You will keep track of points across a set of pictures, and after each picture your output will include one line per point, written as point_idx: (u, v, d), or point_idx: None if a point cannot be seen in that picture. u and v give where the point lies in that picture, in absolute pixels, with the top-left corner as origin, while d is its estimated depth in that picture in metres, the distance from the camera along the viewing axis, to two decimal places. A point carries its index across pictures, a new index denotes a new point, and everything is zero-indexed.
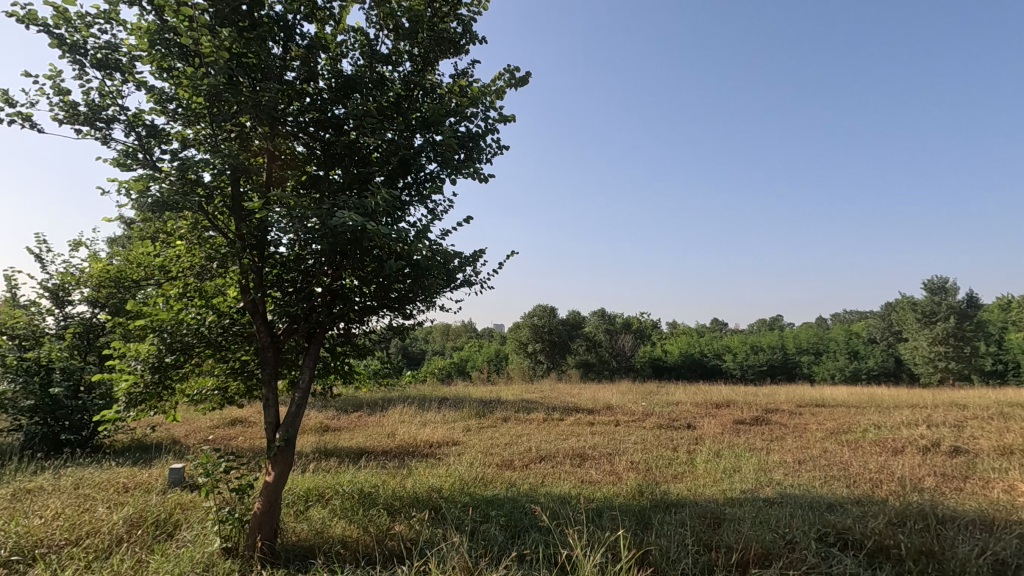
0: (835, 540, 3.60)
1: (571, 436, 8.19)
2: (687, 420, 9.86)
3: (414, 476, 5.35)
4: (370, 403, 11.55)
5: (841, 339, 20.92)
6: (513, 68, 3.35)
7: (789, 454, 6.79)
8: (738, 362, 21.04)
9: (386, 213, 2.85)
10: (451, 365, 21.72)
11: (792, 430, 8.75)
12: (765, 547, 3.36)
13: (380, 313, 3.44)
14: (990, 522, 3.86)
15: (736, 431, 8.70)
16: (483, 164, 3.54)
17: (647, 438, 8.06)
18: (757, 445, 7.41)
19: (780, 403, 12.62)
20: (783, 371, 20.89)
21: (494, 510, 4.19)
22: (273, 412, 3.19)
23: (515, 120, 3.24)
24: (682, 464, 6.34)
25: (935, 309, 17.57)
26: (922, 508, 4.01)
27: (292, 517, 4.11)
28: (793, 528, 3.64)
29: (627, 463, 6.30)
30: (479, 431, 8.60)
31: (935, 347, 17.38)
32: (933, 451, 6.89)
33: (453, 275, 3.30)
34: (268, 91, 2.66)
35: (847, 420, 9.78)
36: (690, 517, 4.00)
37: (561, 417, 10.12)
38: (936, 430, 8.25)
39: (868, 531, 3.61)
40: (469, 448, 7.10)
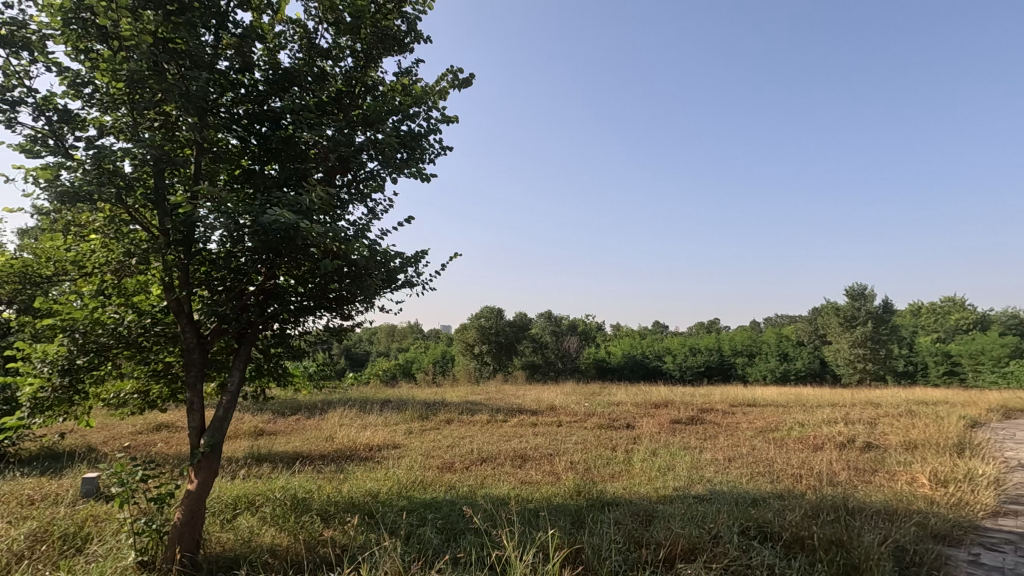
0: (756, 533, 3.79)
1: (514, 437, 8.24)
2: (626, 420, 10.13)
3: (351, 481, 5.23)
4: (310, 405, 11.23)
5: (772, 342, 22.07)
6: (456, 69, 3.35)
7: (720, 452, 7.10)
8: (677, 363, 21.83)
9: (323, 211, 2.77)
10: (395, 366, 21.43)
11: (724, 429, 9.15)
12: (691, 542, 3.49)
13: (317, 314, 3.36)
14: (893, 512, 4.18)
15: (672, 430, 9.01)
16: (426, 164, 3.52)
17: (588, 438, 8.23)
18: (691, 444, 7.71)
19: (714, 403, 13.16)
20: (719, 372, 21.85)
21: (432, 513, 4.16)
22: (197, 417, 3.04)
23: (459, 121, 3.25)
24: (619, 463, 6.52)
25: (855, 314, 18.76)
26: (835, 501, 4.29)
27: (217, 527, 3.92)
28: (719, 523, 3.80)
29: (566, 464, 6.40)
30: (421, 433, 8.51)
31: (855, 349, 18.49)
32: (849, 447, 7.38)
33: (394, 276, 3.27)
34: (197, 80, 2.53)
35: (775, 418, 10.33)
36: (623, 516, 4.09)
37: (505, 418, 10.19)
38: (852, 427, 8.84)
39: (786, 523, 3.82)
40: (411, 451, 7.02)
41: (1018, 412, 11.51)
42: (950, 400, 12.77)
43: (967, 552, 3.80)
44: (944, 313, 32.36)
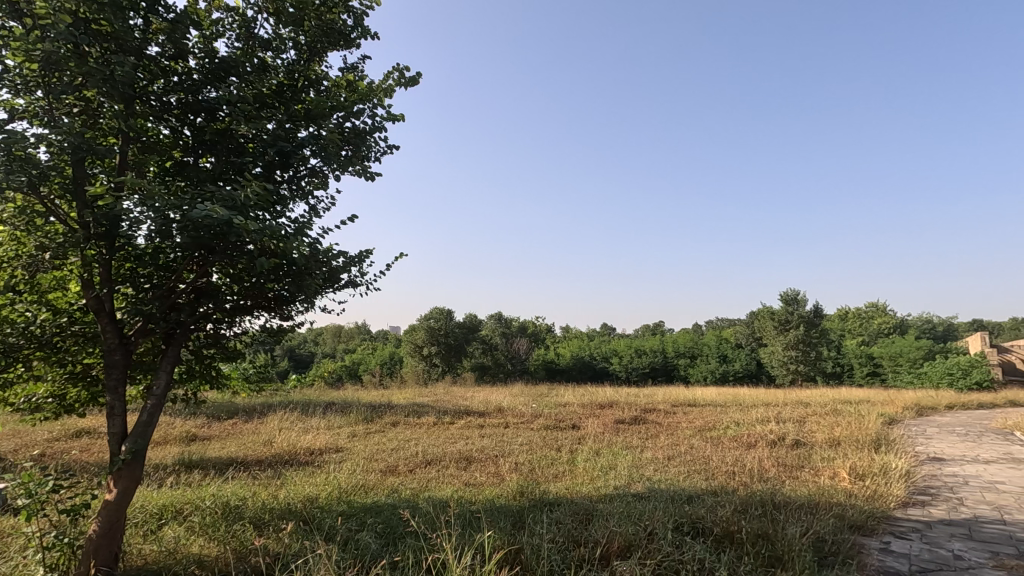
0: (689, 529, 3.92)
1: (460, 439, 8.21)
2: (572, 421, 10.28)
3: (288, 486, 5.06)
4: (248, 409, 10.79)
5: (713, 344, 22.92)
6: (403, 67, 3.32)
7: (660, 451, 7.33)
8: (623, 364, 22.36)
9: (259, 207, 2.66)
10: (341, 368, 20.95)
11: (665, 429, 9.44)
12: (627, 540, 3.57)
13: (255, 315, 3.24)
14: (815, 505, 4.43)
15: (616, 430, 9.22)
16: (371, 163, 3.45)
17: (533, 439, 8.30)
18: (633, 443, 7.91)
19: (657, 403, 13.55)
20: (663, 373, 22.50)
21: (371, 517, 4.08)
22: (119, 422, 2.85)
23: (404, 120, 3.21)
24: (563, 463, 6.61)
25: (789, 318, 19.52)
26: (763, 496, 4.50)
27: (140, 539, 3.69)
28: (654, 520, 3.91)
29: (511, 465, 6.43)
30: (365, 436, 8.34)
31: (788, 351, 19.36)
32: (779, 444, 7.77)
33: (336, 276, 3.19)
34: (123, 65, 2.37)
35: (713, 417, 10.74)
36: (563, 515, 4.15)
37: (451, 420, 10.13)
38: (783, 426, 9.29)
39: (718, 518, 3.97)
40: (353, 455, 6.87)
41: (929, 410, 12.44)
42: (871, 399, 13.69)
43: (879, 541, 4.08)
44: (868, 318, 34.60)
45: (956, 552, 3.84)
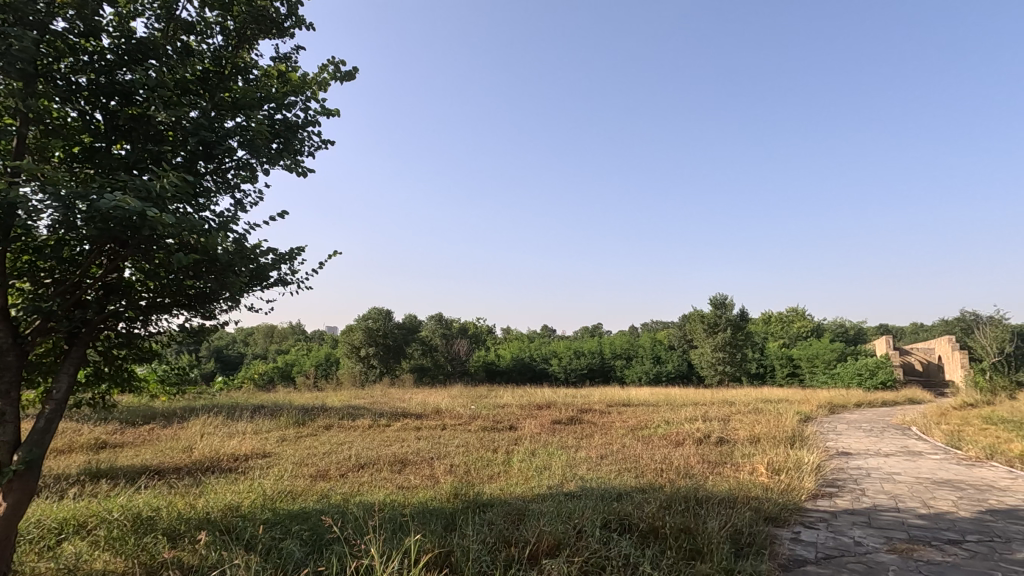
0: (617, 526, 4.02)
1: (396, 442, 8.06)
2: (509, 422, 10.33)
3: (208, 495, 4.78)
4: (167, 413, 10.12)
5: (647, 347, 23.66)
6: (338, 60, 3.22)
7: (594, 450, 7.49)
8: (562, 365, 22.67)
9: (179, 198, 2.50)
10: (273, 369, 20.14)
11: (599, 428, 9.67)
12: (556, 538, 3.61)
13: (173, 313, 3.06)
14: (735, 499, 4.67)
15: (553, 431, 9.35)
16: (303, 157, 3.33)
17: (470, 440, 8.27)
18: (568, 443, 8.05)
19: (593, 403, 13.87)
20: (601, 374, 23.00)
21: (296, 525, 3.92)
22: (11, 429, 2.59)
23: (339, 115, 3.11)
24: (498, 464, 6.63)
25: (717, 321, 20.29)
26: (686, 492, 4.69)
27: (34, 556, 3.38)
28: (584, 518, 3.99)
29: (446, 467, 6.38)
30: (296, 440, 8.04)
31: (717, 353, 20.19)
32: (705, 442, 8.13)
33: (262, 274, 3.06)
34: (23, 39, 2.16)
35: (645, 417, 11.10)
36: (496, 516, 4.15)
37: (387, 423, 9.92)
38: (709, 424, 9.73)
39: (644, 515, 4.09)
40: (282, 460, 6.60)
41: (841, 408, 13.39)
42: (789, 398, 14.60)
43: (790, 531, 4.35)
44: (789, 322, 36.83)
45: (857, 538, 4.15)
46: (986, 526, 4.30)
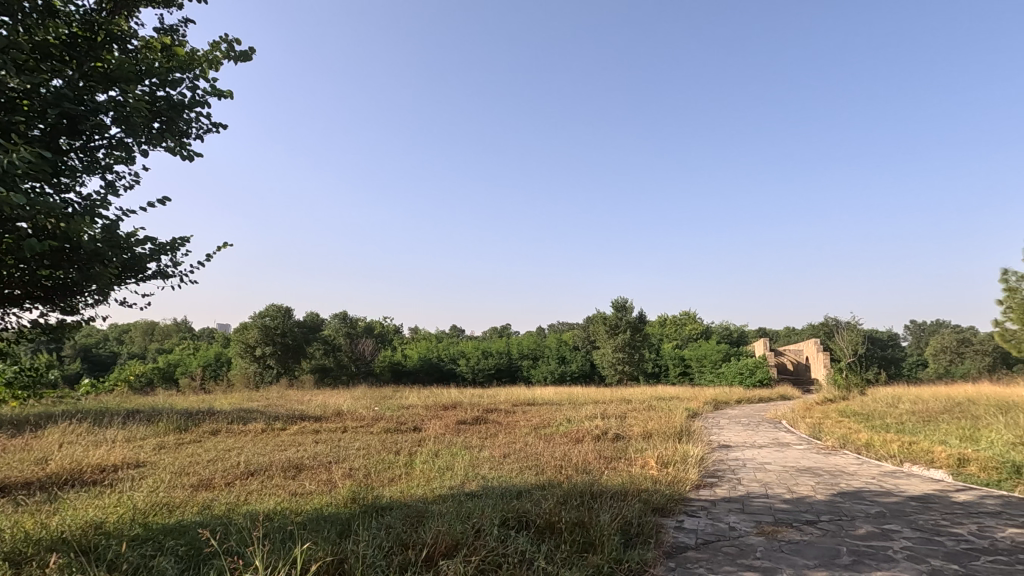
0: (515, 523, 4.08)
1: (290, 446, 7.65)
2: (413, 423, 10.15)
3: (65, 511, 4.25)
4: (17, 420, 8.87)
5: (553, 347, 24.26)
6: (232, 38, 3.00)
7: (497, 449, 7.57)
8: (470, 365, 22.62)
9: (33, 177, 2.19)
10: (152, 370, 18.31)
11: (503, 428, 9.79)
12: (455, 538, 3.60)
13: (26, 307, 2.70)
14: (627, 492, 4.93)
15: (457, 431, 9.33)
16: (189, 140, 3.06)
17: (371, 443, 8.04)
18: (472, 443, 8.07)
19: (498, 403, 14.00)
20: (507, 374, 23.23)
21: (170, 540, 3.59)
22: None
23: (232, 97, 2.90)
24: (400, 466, 6.51)
25: (618, 323, 21.27)
26: (582, 488, 4.88)
27: None
28: (482, 517, 4.01)
29: (344, 471, 6.16)
30: (176, 448, 7.37)
31: (617, 353, 21.14)
32: (603, 438, 8.51)
33: (138, 266, 2.78)
34: None
35: (549, 416, 11.40)
36: (394, 520, 4.06)
37: (282, 427, 9.37)
38: (607, 421, 10.18)
39: (541, 511, 4.19)
40: (158, 470, 6.02)
41: (724, 405, 14.55)
42: (680, 396, 15.62)
43: (674, 520, 4.66)
44: (682, 324, 39.43)
45: (731, 524, 4.54)
46: (836, 507, 4.87)
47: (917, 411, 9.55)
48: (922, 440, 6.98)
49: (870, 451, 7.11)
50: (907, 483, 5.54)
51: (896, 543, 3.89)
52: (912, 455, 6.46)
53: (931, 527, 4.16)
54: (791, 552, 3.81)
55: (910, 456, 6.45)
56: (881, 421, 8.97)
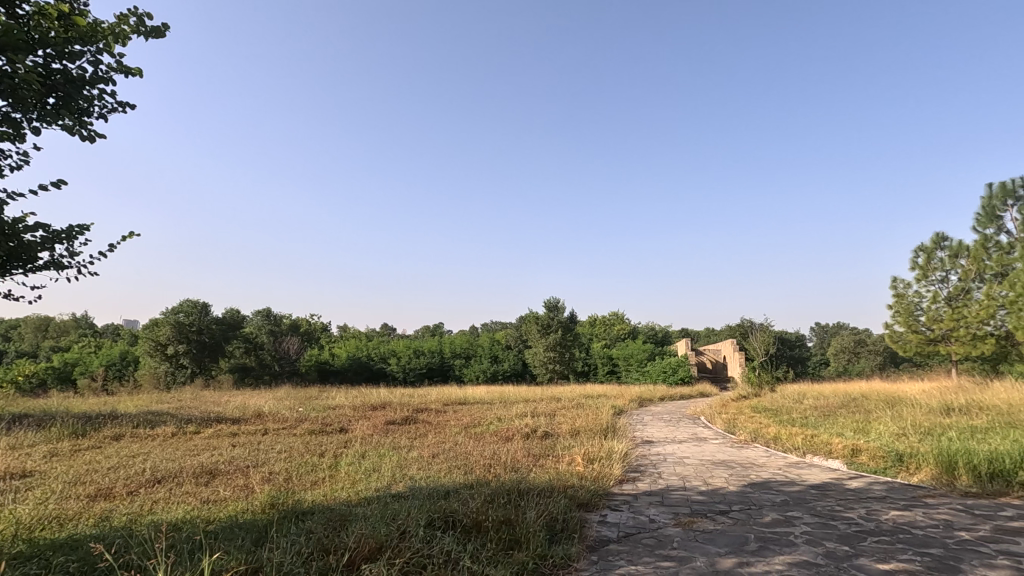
0: (441, 523, 4.04)
1: (204, 450, 7.18)
2: (340, 424, 9.83)
3: None
4: None
5: (486, 346, 24.26)
6: (144, 11, 2.76)
7: (426, 449, 7.48)
8: (400, 365, 22.17)
9: None
10: (44, 370, 16.62)
11: (433, 427, 9.68)
12: (378, 541, 3.52)
13: None
14: (553, 489, 5.01)
15: (386, 432, 9.13)
16: (92, 119, 2.80)
17: (294, 445, 7.70)
18: (401, 444, 7.93)
19: (429, 403, 13.84)
20: (439, 373, 23.01)
21: (59, 557, 3.26)
22: None
23: (143, 74, 2.68)
24: (324, 469, 6.29)
25: (550, 323, 21.62)
26: (510, 485, 4.91)
27: None
28: (408, 518, 3.95)
29: (263, 475, 5.86)
30: (71, 455, 6.73)
31: (549, 352, 21.43)
32: (532, 436, 8.61)
33: (28, 255, 2.51)
34: None
35: (479, 415, 11.39)
36: (315, 524, 3.91)
37: (195, 430, 8.79)
38: (537, 419, 10.32)
39: (468, 510, 4.17)
40: (49, 480, 5.47)
41: (649, 402, 15.14)
42: (607, 393, 16.09)
43: (598, 515, 4.80)
44: (611, 324, 40.66)
45: (651, 516, 4.73)
46: (747, 497, 5.19)
47: (819, 407, 10.35)
48: (822, 433, 7.58)
49: (777, 444, 7.64)
50: (808, 472, 5.99)
51: (797, 528, 4.20)
52: (813, 447, 7.01)
53: (827, 513, 4.52)
54: (704, 541, 4.03)
55: (812, 448, 6.99)
56: (788, 416, 9.67)
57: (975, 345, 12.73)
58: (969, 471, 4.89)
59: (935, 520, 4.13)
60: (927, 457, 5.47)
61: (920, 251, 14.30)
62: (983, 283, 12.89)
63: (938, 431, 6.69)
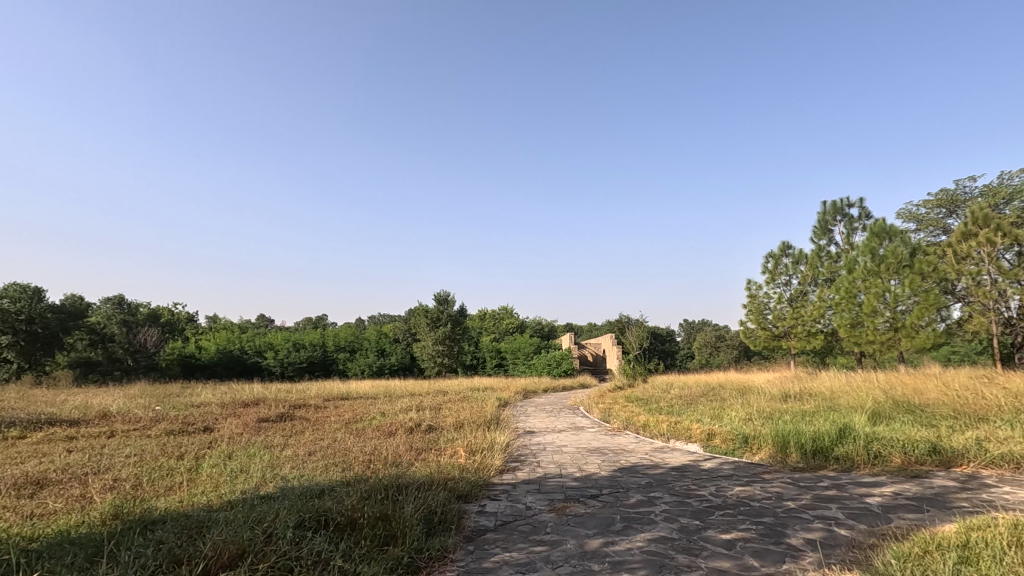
0: (312, 523, 3.84)
1: (30, 458, 6.21)
2: (204, 422, 9.00)
3: None
4: None
5: (373, 339, 23.46)
6: None
7: (302, 447, 7.10)
8: (278, 358, 20.63)
9: None
10: None
11: (311, 424, 9.20)
12: (240, 547, 3.28)
13: None
14: (434, 482, 5.00)
15: (258, 430, 8.50)
16: None
17: (147, 448, 6.92)
18: (274, 442, 7.44)
19: (308, 398, 13.13)
20: (321, 367, 21.89)
21: None
22: None
23: None
24: (182, 472, 5.73)
25: (440, 317, 21.48)
26: (389, 481, 4.82)
27: None
28: (276, 520, 3.71)
29: (105, 482, 5.21)
30: None
31: (438, 346, 21.16)
32: (416, 430, 8.51)
33: None
34: None
35: (362, 410, 11.04)
36: (167, 533, 3.54)
37: (20, 434, 7.57)
38: (422, 413, 10.22)
39: (343, 508, 4.01)
40: None
41: (533, 394, 15.61)
42: (494, 386, 16.34)
43: (477, 505, 4.87)
44: (500, 318, 41.32)
45: (528, 503, 4.90)
46: (616, 481, 5.56)
47: (684, 396, 11.34)
48: (684, 420, 8.33)
49: (646, 431, 8.25)
50: (670, 456, 6.56)
51: (657, 507, 4.59)
52: (676, 432, 7.68)
53: (683, 491, 4.98)
54: (575, 524, 4.25)
55: (675, 433, 7.65)
56: (656, 404, 10.48)
57: (809, 340, 14.68)
58: (798, 449, 5.65)
59: (769, 492, 4.73)
60: (766, 439, 6.23)
61: (769, 258, 16.20)
62: (817, 287, 14.87)
63: (776, 415, 7.63)
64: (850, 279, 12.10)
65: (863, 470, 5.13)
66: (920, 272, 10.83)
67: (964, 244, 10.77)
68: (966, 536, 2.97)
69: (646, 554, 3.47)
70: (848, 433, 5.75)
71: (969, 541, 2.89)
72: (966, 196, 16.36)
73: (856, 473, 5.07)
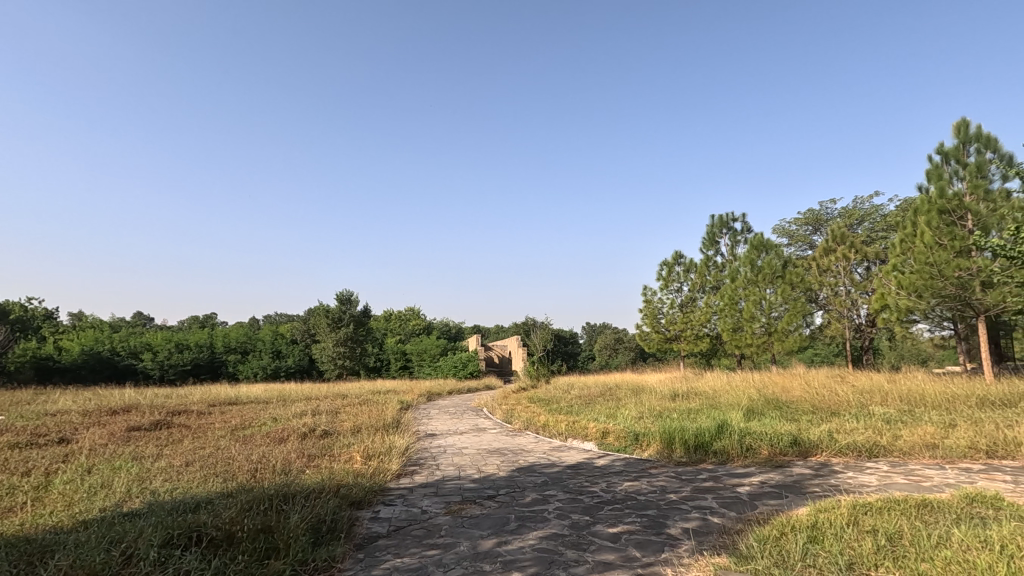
0: (182, 540, 3.51)
1: None
2: (60, 434, 7.95)
3: None
4: None
5: (268, 339, 21.88)
6: None
7: (178, 457, 6.49)
8: (156, 361, 18.79)
9: None
10: None
11: (191, 432, 8.44)
12: (91, 571, 2.91)
13: None
14: (326, 489, 4.77)
15: (126, 440, 7.66)
16: None
17: None
18: (145, 452, 6.75)
19: (189, 404, 12.03)
20: (208, 370, 20.20)
21: None
22: None
23: None
24: (26, 490, 5.01)
25: (341, 317, 20.63)
26: (274, 490, 4.53)
27: None
28: (136, 540, 3.34)
29: None
30: None
31: (338, 348, 20.27)
32: (310, 435, 8.09)
33: None
34: None
35: (250, 415, 10.30)
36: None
37: None
38: (318, 417, 9.75)
39: (220, 521, 3.71)
40: None
41: (437, 396, 15.43)
42: (396, 389, 15.95)
43: (370, 512, 4.71)
44: (406, 318, 40.63)
45: (423, 507, 4.83)
46: (512, 481, 5.64)
47: (583, 396, 11.77)
48: (581, 419, 8.62)
49: (546, 431, 8.45)
50: (567, 454, 6.78)
51: (551, 504, 4.71)
52: (573, 431, 7.93)
53: (576, 488, 5.16)
54: (470, 525, 4.26)
55: (571, 432, 7.91)
56: (556, 405, 10.81)
57: (696, 343, 15.88)
58: (681, 445, 6.05)
59: (653, 486, 5.03)
60: (655, 436, 6.61)
61: (664, 266, 17.25)
62: (704, 294, 16.05)
63: (664, 413, 8.13)
64: (733, 287, 13.00)
65: (736, 462, 5.61)
66: (790, 282, 12.08)
67: (826, 258, 12.19)
68: (815, 517, 3.34)
69: (537, 552, 3.55)
70: (725, 429, 6.25)
71: (817, 522, 3.25)
72: (827, 216, 18.52)
73: (730, 465, 5.53)
